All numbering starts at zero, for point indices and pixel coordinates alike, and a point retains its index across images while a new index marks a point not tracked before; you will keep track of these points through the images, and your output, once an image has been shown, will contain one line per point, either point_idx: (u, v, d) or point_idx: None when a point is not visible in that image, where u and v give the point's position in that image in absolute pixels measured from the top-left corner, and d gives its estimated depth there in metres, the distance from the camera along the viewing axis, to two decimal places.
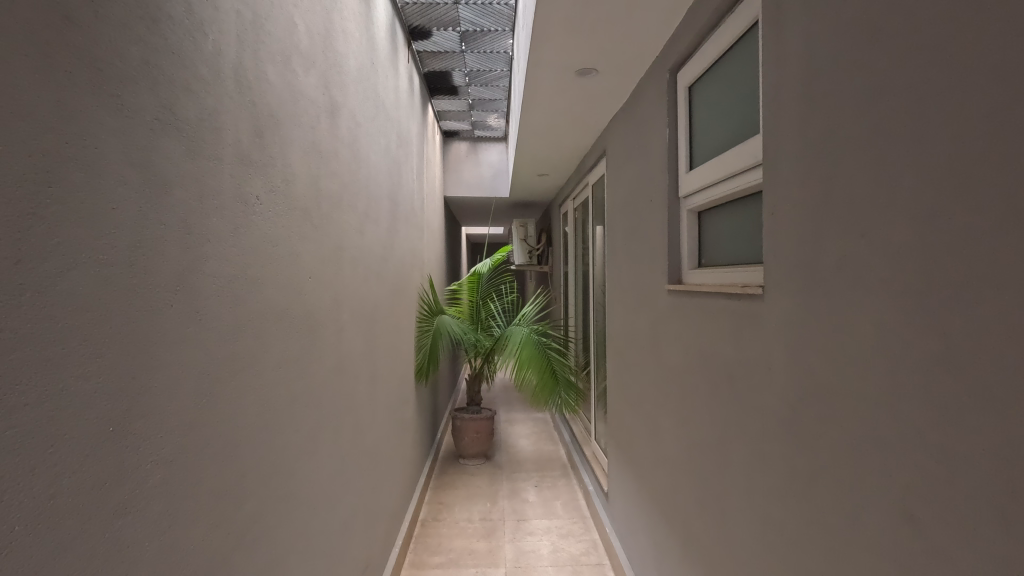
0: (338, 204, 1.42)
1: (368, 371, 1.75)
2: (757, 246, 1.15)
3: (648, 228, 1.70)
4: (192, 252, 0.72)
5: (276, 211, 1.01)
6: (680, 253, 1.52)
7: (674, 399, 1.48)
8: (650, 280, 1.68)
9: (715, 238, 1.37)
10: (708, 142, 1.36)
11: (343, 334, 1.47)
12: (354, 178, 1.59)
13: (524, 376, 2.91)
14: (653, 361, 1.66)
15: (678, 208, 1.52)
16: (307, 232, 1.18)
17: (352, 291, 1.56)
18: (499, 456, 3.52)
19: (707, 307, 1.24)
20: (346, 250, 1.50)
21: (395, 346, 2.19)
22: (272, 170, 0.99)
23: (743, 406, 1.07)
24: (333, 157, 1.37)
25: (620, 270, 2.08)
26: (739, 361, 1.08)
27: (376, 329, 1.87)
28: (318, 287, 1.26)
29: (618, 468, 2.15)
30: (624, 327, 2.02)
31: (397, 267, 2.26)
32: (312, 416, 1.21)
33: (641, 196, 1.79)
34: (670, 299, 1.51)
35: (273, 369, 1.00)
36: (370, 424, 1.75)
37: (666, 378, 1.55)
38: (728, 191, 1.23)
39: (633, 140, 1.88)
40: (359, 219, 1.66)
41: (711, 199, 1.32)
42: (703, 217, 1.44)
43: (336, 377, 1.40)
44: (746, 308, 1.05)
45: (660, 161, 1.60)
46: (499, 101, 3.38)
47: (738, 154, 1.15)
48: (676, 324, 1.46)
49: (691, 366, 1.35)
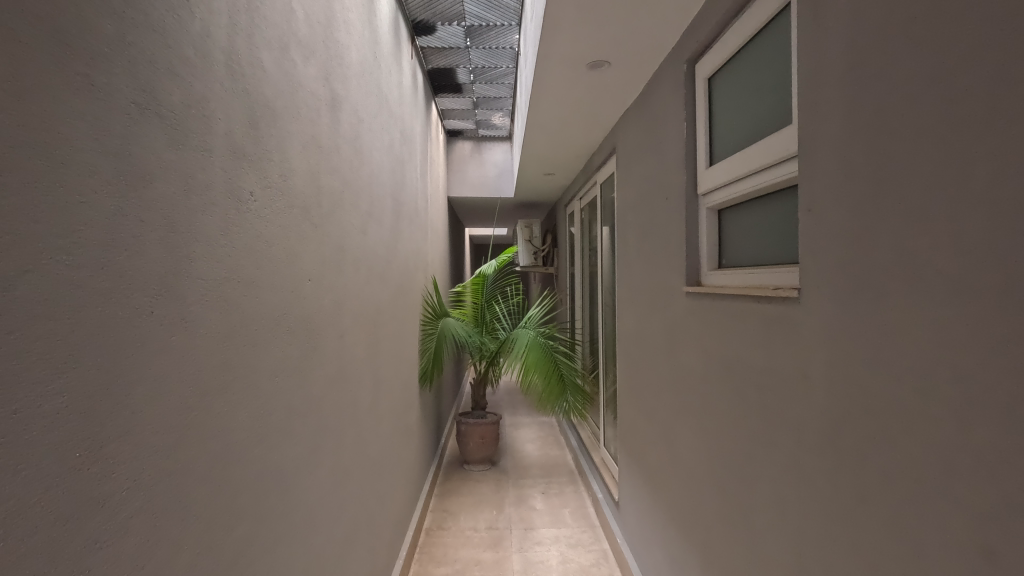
0: (340, 203, 1.35)
1: (371, 377, 1.68)
2: (785, 245, 1.07)
3: (663, 227, 1.63)
4: (176, 252, 0.65)
5: (273, 209, 0.94)
6: (698, 253, 1.45)
7: (693, 407, 1.41)
8: (665, 283, 1.61)
9: (738, 238, 1.30)
10: (730, 136, 1.29)
11: (345, 339, 1.40)
12: (356, 175, 1.52)
13: (530, 379, 2.84)
14: (670, 367, 1.59)
15: (696, 208, 1.45)
16: (306, 232, 1.11)
17: (354, 295, 1.48)
18: (505, 461, 3.45)
19: (732, 310, 1.17)
20: (348, 250, 1.44)
21: (398, 350, 2.12)
22: (268, 165, 0.92)
23: (775, 416, 1.00)
24: (334, 155, 1.30)
25: (632, 272, 2.00)
26: (770, 368, 1.01)
27: (379, 332, 1.80)
28: (319, 289, 1.19)
29: (630, 477, 2.07)
30: (636, 330, 1.95)
31: (400, 268, 2.18)
32: (312, 429, 1.14)
33: (655, 195, 1.72)
34: (688, 302, 1.44)
35: (270, 379, 0.93)
36: (373, 432, 1.69)
37: (684, 385, 1.48)
38: (751, 188, 1.16)
39: (646, 137, 1.81)
40: (362, 218, 1.59)
41: (732, 196, 1.25)
42: (724, 215, 1.37)
43: (337, 386, 1.33)
44: (777, 312, 0.98)
45: (676, 158, 1.53)
46: (504, 99, 3.31)
47: (765, 147, 1.08)
48: (696, 329, 1.38)
49: (713, 372, 1.28)
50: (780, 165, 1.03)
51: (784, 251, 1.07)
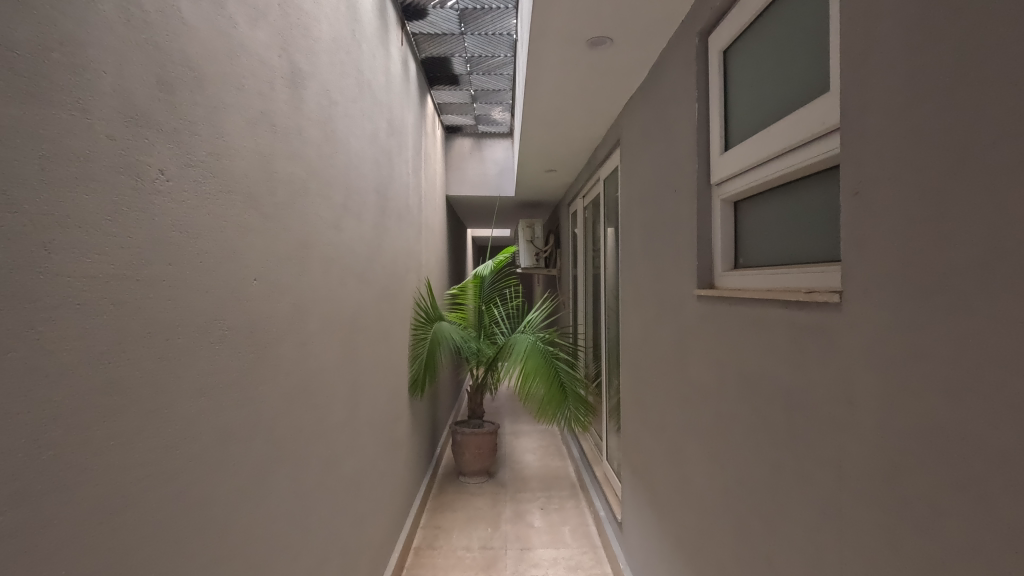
0: (304, 194, 1.19)
1: (347, 387, 1.51)
2: (819, 240, 0.90)
3: (672, 223, 1.46)
4: (17, 235, 0.49)
5: (199, 194, 0.78)
6: (712, 252, 1.27)
7: (706, 427, 1.24)
8: (674, 286, 1.44)
9: (760, 233, 1.13)
10: (753, 114, 1.11)
11: (311, 347, 1.23)
12: (328, 163, 1.36)
13: (529, 388, 2.66)
14: (679, 379, 1.41)
15: (710, 200, 1.28)
16: (253, 224, 0.95)
17: (323, 297, 1.32)
18: (503, 473, 3.27)
19: (754, 316, 1.00)
20: (316, 247, 1.27)
21: (384, 357, 1.95)
22: (192, 138, 0.76)
23: (809, 447, 0.82)
24: (296, 137, 1.14)
25: (638, 273, 1.83)
26: (804, 389, 0.83)
27: (358, 339, 1.63)
28: (273, 292, 1.03)
29: (635, 498, 1.90)
30: (642, 337, 1.77)
31: (387, 268, 2.02)
32: (262, 454, 0.98)
33: (662, 188, 1.55)
34: (700, 307, 1.26)
35: (195, 400, 0.77)
36: (349, 450, 1.52)
37: (696, 401, 1.30)
38: (776, 173, 0.99)
39: (652, 125, 1.64)
40: (336, 212, 1.43)
41: (754, 184, 1.08)
42: (743, 206, 1.19)
43: (299, 402, 1.16)
44: (812, 321, 0.81)
45: (686, 144, 1.36)
46: (503, 92, 3.15)
47: (796, 122, 0.91)
48: (711, 338, 1.21)
49: (730, 388, 1.10)
50: (814, 143, 0.86)
51: (819, 247, 0.90)
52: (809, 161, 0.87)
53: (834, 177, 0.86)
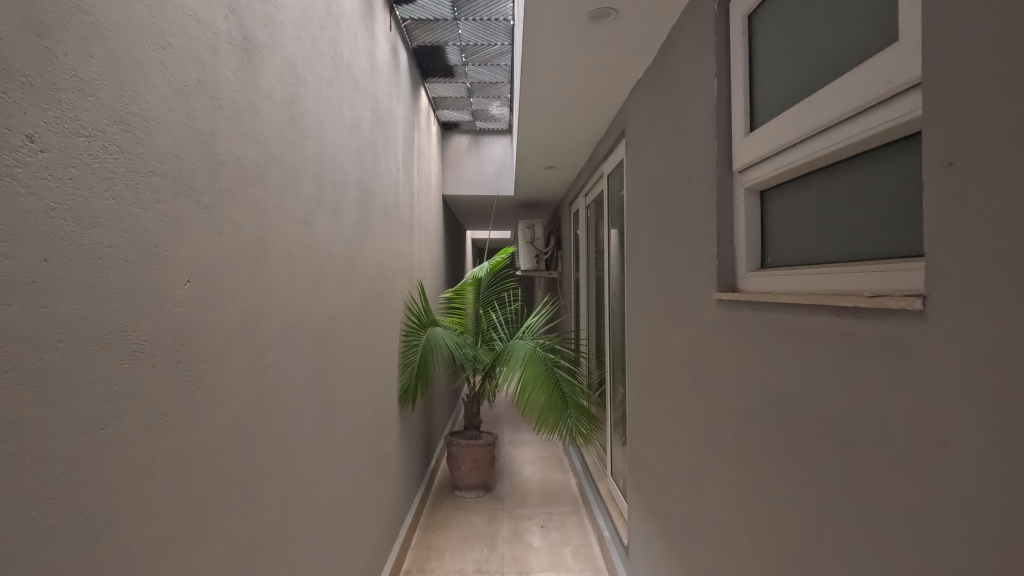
0: (260, 183, 1.02)
1: (319, 402, 1.35)
2: (877, 233, 0.73)
3: (685, 218, 1.30)
4: None
5: (97, 171, 0.61)
6: (734, 248, 1.10)
7: (728, 452, 1.07)
8: (689, 288, 1.27)
9: (795, 227, 0.96)
10: (788, 85, 0.94)
11: (272, 360, 1.07)
12: (294, 150, 1.19)
13: (528, 397, 2.49)
14: (695, 393, 1.24)
15: (731, 190, 1.11)
16: (186, 214, 0.78)
17: (288, 302, 1.15)
18: (501, 487, 3.10)
19: (792, 323, 0.83)
20: (278, 246, 1.11)
21: (368, 367, 1.79)
22: (86, 102, 0.60)
23: (876, 489, 0.65)
24: (249, 116, 0.97)
25: (645, 275, 1.67)
26: (868, 414, 0.66)
27: (333, 347, 1.46)
28: (215, 295, 0.86)
29: (642, 523, 1.72)
30: (650, 346, 1.61)
31: (371, 270, 1.85)
32: (200, 490, 0.81)
33: (674, 179, 1.38)
34: (721, 313, 1.10)
35: (94, 435, 0.61)
36: (323, 473, 1.36)
37: (715, 421, 1.13)
38: (821, 151, 0.82)
39: (662, 110, 1.47)
40: (307, 207, 1.27)
41: (790, 167, 0.91)
42: (774, 197, 1.02)
43: (254, 423, 0.99)
44: (876, 334, 0.64)
45: (702, 127, 1.19)
46: (500, 85, 2.99)
47: (846, 87, 0.74)
48: (734, 349, 1.04)
49: (760, 408, 0.93)
50: (870, 113, 0.69)
51: (881, 241, 0.73)
52: (868, 132, 0.70)
53: (903, 149, 0.69)
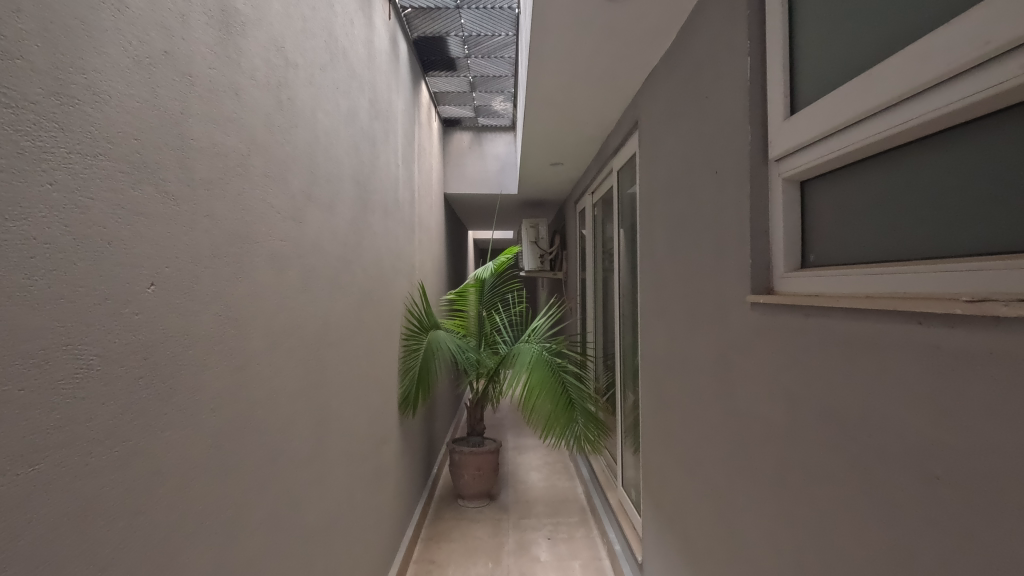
0: (241, 174, 0.91)
1: (312, 415, 1.24)
2: (977, 222, 0.63)
3: (711, 213, 1.19)
4: None
5: (26, 150, 0.50)
6: (771, 245, 0.99)
7: (765, 474, 0.96)
8: (717, 291, 1.16)
9: (848, 219, 0.85)
10: (841, 60, 0.84)
11: (257, 372, 0.96)
12: (283, 138, 1.08)
13: (534, 403, 2.38)
14: (724, 406, 1.13)
15: (767, 181, 1.00)
16: (148, 205, 0.67)
17: (276, 307, 1.05)
18: (505, 495, 2.99)
19: (855, 330, 0.72)
20: (265, 244, 1.00)
21: (365, 373, 1.69)
22: (10, 63, 0.48)
23: (978, 535, 0.54)
24: (228, 98, 0.86)
25: (662, 275, 1.56)
26: (964, 441, 0.55)
27: (328, 354, 1.35)
28: (187, 299, 0.75)
29: (660, 542, 1.61)
30: (668, 351, 1.50)
31: (369, 270, 1.74)
32: (168, 525, 0.70)
33: (698, 170, 1.27)
34: (756, 318, 0.99)
35: (27, 473, 0.50)
36: (316, 491, 1.25)
37: (748, 438, 1.02)
38: (899, 125, 0.70)
39: (684, 97, 1.36)
40: (297, 201, 1.16)
41: (852, 147, 0.79)
42: (818, 187, 0.92)
43: (233, 443, 0.88)
44: (978, 346, 0.53)
45: (732, 112, 1.08)
46: (504, 78, 2.89)
47: (939, 50, 0.63)
48: (773, 359, 0.93)
49: (810, 427, 0.82)
50: (977, 76, 0.59)
51: (983, 231, 0.62)
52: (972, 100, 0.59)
53: (1020, 118, 0.58)
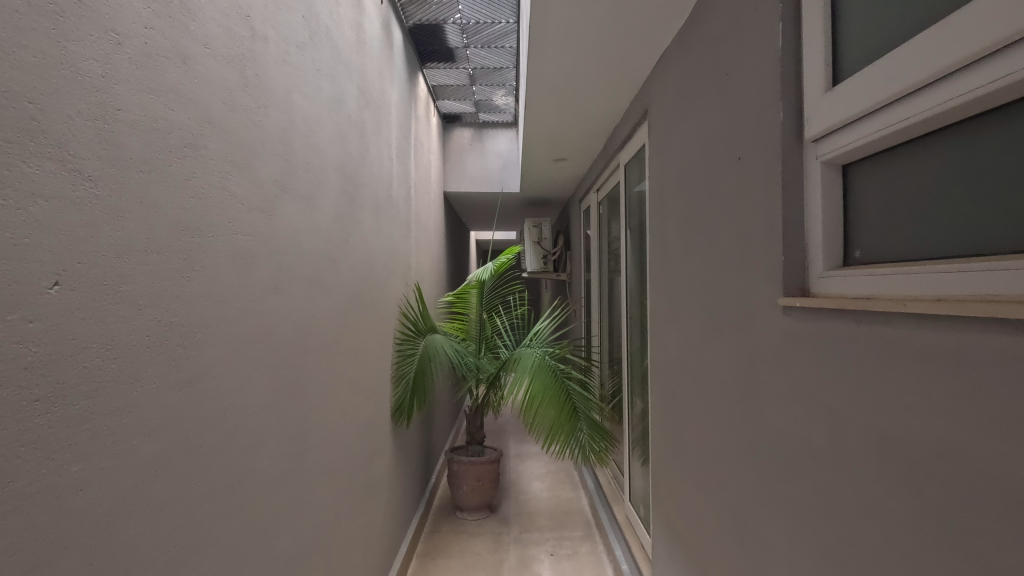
0: (192, 156, 0.78)
1: (286, 430, 1.11)
2: None
3: (734, 204, 1.05)
4: None
5: None
6: (809, 240, 0.86)
7: (801, 505, 0.82)
8: (742, 292, 1.02)
9: (905, 208, 0.72)
10: (897, 17, 0.71)
11: (213, 386, 0.84)
12: (249, 119, 0.95)
13: (536, 411, 2.25)
14: (751, 423, 0.99)
15: (802, 166, 0.87)
16: (51, 186, 0.54)
17: (240, 311, 0.92)
18: (506, 507, 2.86)
19: (937, 341, 0.58)
20: (226, 238, 0.87)
21: (352, 381, 1.56)
22: None
23: None
24: (174, 67, 0.73)
25: (676, 275, 1.42)
26: None
27: (307, 362, 1.22)
28: (112, 302, 0.62)
29: (673, 567, 1.47)
30: (683, 359, 1.36)
31: (357, 270, 1.62)
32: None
33: (718, 157, 1.14)
34: (790, 324, 0.86)
35: None
36: (291, 517, 1.12)
37: (779, 463, 0.89)
38: (991, 83, 0.56)
39: (701, 77, 1.23)
40: (268, 191, 1.03)
41: (920, 118, 0.65)
42: (865, 171, 0.78)
43: (181, 470, 0.75)
44: None
45: (759, 89, 0.95)
46: (505, 70, 2.76)
47: None
48: (812, 372, 0.80)
49: (868, 457, 0.68)
50: None
51: None
52: None
53: None
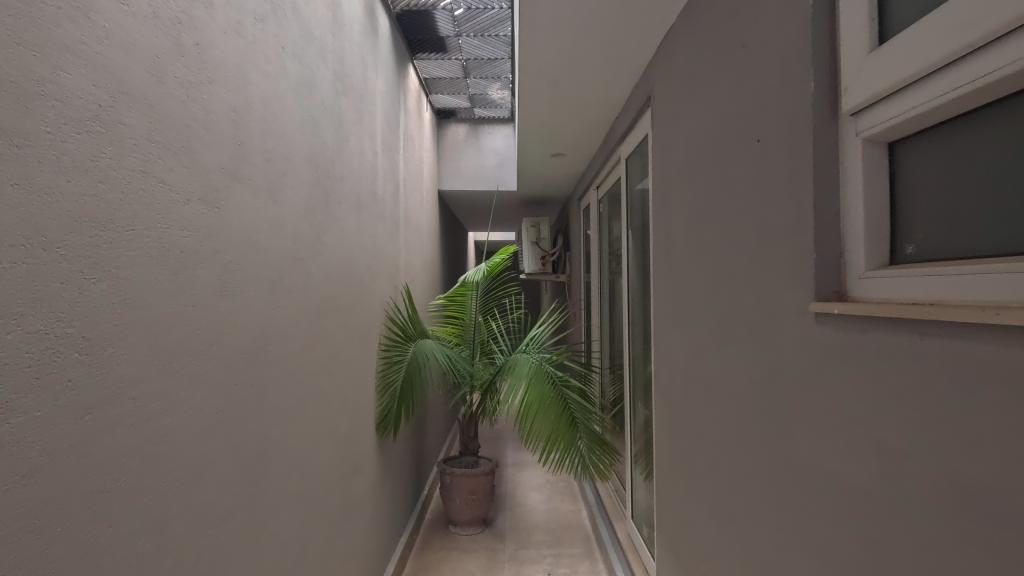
0: (100, 133, 0.64)
1: (238, 453, 0.97)
2: None
3: (752, 196, 0.91)
4: None
5: None
6: (848, 232, 0.71)
7: (840, 556, 0.68)
8: (762, 298, 0.88)
9: (972, 193, 0.58)
10: None
11: (135, 409, 0.70)
12: (188, 95, 0.82)
13: (532, 422, 2.10)
14: (774, 447, 0.85)
15: (835, 150, 0.73)
16: None
17: (173, 320, 0.78)
18: (502, 521, 2.72)
19: None
20: (152, 233, 0.74)
21: (326, 393, 1.42)
22: None
23: None
24: (69, 20, 0.60)
25: (683, 278, 1.28)
26: None
27: (267, 375, 1.09)
28: None
29: None
30: (692, 371, 1.22)
31: (333, 271, 1.48)
32: None
33: (732, 142, 1.00)
34: (823, 337, 0.72)
35: None
36: (245, 552, 0.98)
37: (810, 501, 0.75)
38: None
39: (712, 54, 1.09)
40: (213, 180, 0.89)
41: (998, 75, 0.51)
42: (918, 151, 0.64)
43: (81, 517, 0.61)
44: None
45: (783, 60, 0.81)
46: (500, 62, 2.62)
47: None
48: (855, 395, 0.65)
49: (935, 506, 0.54)
50: None
51: None
52: None
53: None
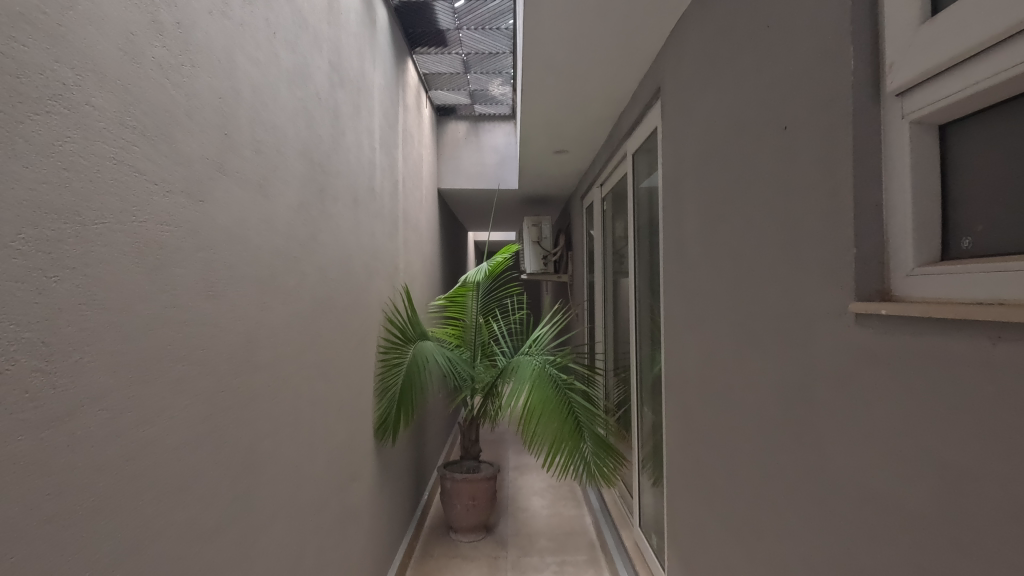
0: (63, 113, 0.58)
1: (225, 465, 0.90)
2: None
3: (779, 189, 0.85)
4: None
5: None
6: (893, 225, 0.65)
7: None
8: (790, 298, 0.82)
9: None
10: None
11: (106, 420, 0.64)
12: (167, 78, 0.75)
13: (536, 426, 2.04)
14: (804, 460, 0.78)
15: (877, 136, 0.67)
16: None
17: (150, 322, 0.72)
18: (504, 527, 2.65)
19: None
20: (126, 228, 0.67)
21: (321, 398, 1.35)
22: None
23: None
24: None
25: (697, 277, 1.22)
26: None
27: (258, 381, 1.02)
28: None
29: None
30: (708, 374, 1.15)
31: (328, 270, 1.42)
32: None
33: (754, 132, 0.93)
34: (865, 341, 0.65)
35: None
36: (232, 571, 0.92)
37: (850, 521, 0.68)
38: None
39: (730, 38, 1.03)
40: (196, 171, 0.82)
41: None
42: (974, 134, 0.58)
43: (41, 543, 0.54)
44: None
45: (816, 39, 0.75)
46: (501, 56, 2.56)
47: None
48: (904, 406, 0.59)
49: (1010, 535, 0.47)
50: None
51: None
52: None
53: None
